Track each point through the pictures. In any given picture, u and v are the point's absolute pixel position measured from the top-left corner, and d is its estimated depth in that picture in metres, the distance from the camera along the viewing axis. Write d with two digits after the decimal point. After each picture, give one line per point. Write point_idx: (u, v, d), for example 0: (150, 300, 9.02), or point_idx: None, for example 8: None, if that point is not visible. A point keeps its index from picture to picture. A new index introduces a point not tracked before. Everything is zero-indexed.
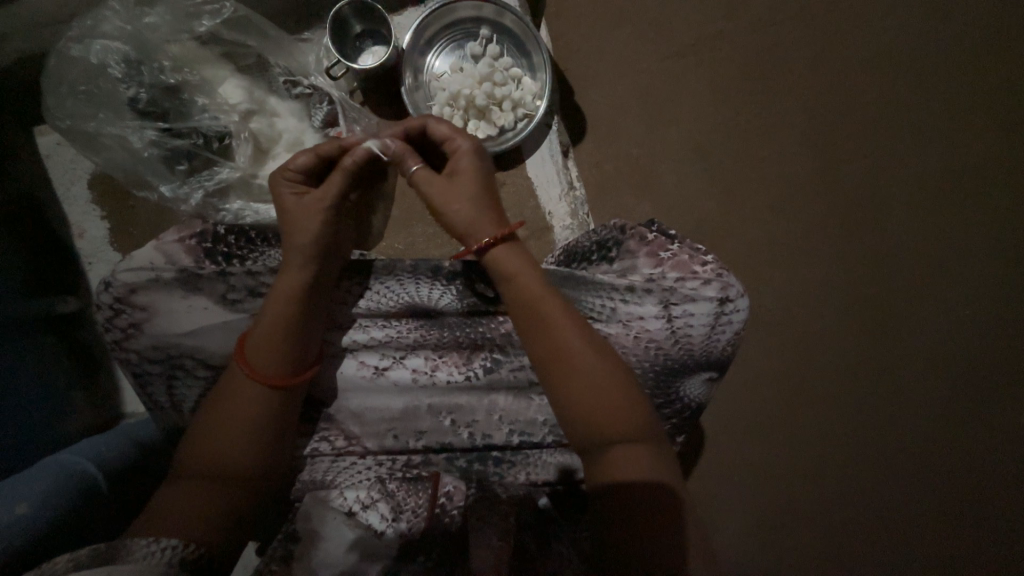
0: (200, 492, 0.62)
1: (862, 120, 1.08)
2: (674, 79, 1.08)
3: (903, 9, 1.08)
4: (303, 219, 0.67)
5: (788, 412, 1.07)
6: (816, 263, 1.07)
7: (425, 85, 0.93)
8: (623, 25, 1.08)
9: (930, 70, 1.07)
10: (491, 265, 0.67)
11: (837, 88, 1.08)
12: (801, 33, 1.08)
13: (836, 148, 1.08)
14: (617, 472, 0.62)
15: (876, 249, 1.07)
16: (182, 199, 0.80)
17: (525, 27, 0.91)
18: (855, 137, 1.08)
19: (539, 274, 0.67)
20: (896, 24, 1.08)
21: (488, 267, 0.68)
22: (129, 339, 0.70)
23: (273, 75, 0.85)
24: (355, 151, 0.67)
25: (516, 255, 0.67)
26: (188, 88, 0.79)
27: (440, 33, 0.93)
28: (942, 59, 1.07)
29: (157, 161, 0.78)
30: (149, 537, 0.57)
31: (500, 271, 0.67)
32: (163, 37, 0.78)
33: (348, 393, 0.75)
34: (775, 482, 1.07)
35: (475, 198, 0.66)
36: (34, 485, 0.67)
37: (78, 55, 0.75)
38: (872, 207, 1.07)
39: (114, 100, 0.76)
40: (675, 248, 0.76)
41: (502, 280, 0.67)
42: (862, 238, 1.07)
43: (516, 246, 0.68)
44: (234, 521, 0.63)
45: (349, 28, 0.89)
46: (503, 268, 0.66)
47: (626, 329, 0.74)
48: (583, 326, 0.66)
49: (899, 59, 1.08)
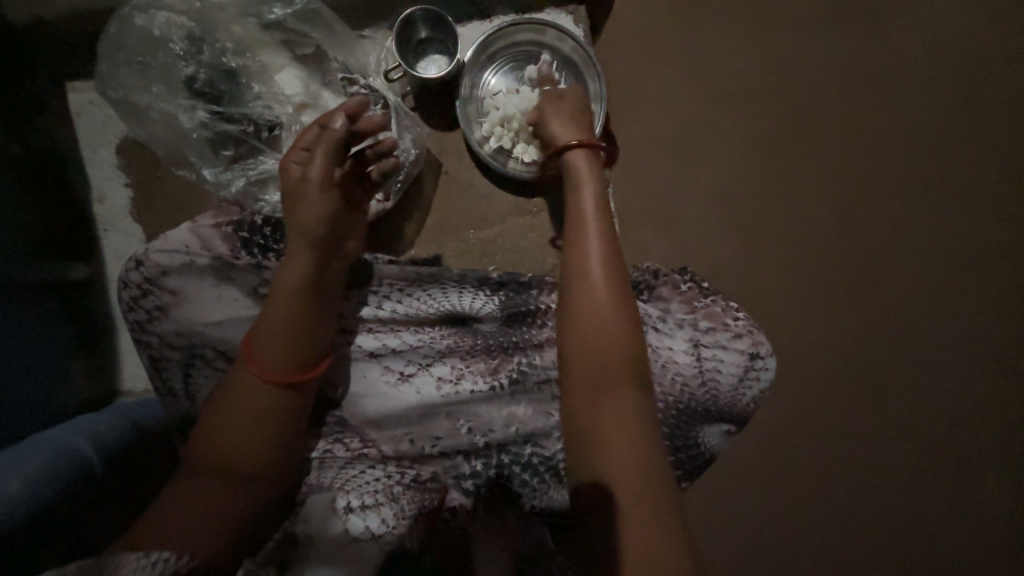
0: (210, 492, 0.60)
1: (896, 189, 1.09)
2: (715, 128, 1.10)
3: (946, 90, 1.10)
4: (304, 201, 0.67)
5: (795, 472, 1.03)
6: (835, 324, 1.06)
7: (478, 99, 0.92)
8: (674, 69, 1.10)
9: (964, 151, 1.10)
10: (566, 165, 0.75)
11: (873, 156, 1.10)
12: (843, 99, 1.10)
13: (867, 214, 1.09)
14: (625, 476, 0.56)
15: (895, 318, 1.07)
16: (223, 184, 0.76)
17: (586, 58, 0.91)
18: (885, 207, 1.09)
19: (600, 192, 0.72)
20: (937, 103, 1.10)
21: (563, 162, 0.76)
22: (153, 321, 0.68)
23: (330, 69, 0.81)
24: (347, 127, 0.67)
25: (590, 164, 0.74)
26: (247, 73, 0.76)
27: (501, 53, 0.93)
28: (976, 142, 1.10)
29: (203, 142, 0.75)
30: (139, 551, 0.55)
31: (572, 169, 0.74)
32: (229, 18, 0.74)
33: (370, 394, 0.75)
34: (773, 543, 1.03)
35: (576, 114, 0.79)
36: (28, 462, 0.63)
37: (139, 24, 0.72)
38: (894, 276, 1.08)
39: (169, 75, 0.73)
40: (708, 300, 0.78)
41: (569, 184, 0.74)
42: (882, 305, 1.07)
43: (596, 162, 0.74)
44: (233, 526, 0.61)
45: (414, 33, 0.88)
46: (574, 172, 0.74)
47: (653, 359, 0.74)
48: (614, 257, 0.67)
49: (934, 136, 1.10)
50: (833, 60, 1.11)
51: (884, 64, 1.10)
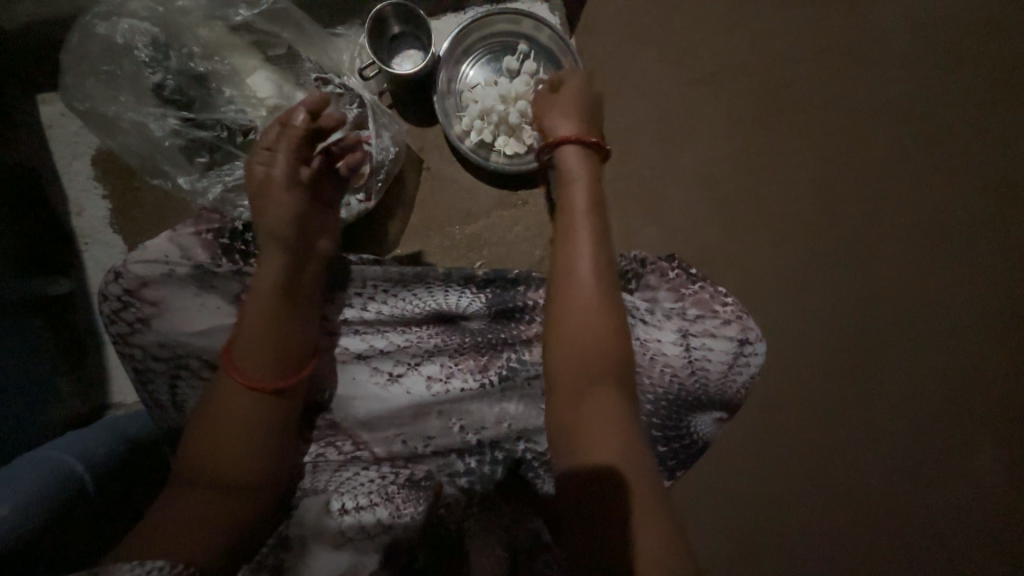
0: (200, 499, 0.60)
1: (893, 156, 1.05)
2: (698, 112, 1.09)
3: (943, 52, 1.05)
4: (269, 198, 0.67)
5: (794, 453, 1.00)
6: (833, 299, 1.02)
7: (456, 94, 0.91)
8: (653, 55, 1.08)
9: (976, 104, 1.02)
10: (559, 159, 0.71)
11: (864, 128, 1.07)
12: (828, 73, 1.09)
13: (863, 185, 1.05)
14: (611, 459, 0.56)
15: (906, 288, 1.00)
16: (200, 193, 0.75)
17: (563, 47, 0.90)
18: (885, 175, 1.04)
19: (593, 187, 0.69)
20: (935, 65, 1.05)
21: (555, 155, 0.71)
22: (135, 333, 0.67)
23: (303, 70, 0.80)
24: (299, 118, 0.66)
25: (583, 158, 0.70)
26: (218, 78, 0.75)
27: (477, 45, 0.91)
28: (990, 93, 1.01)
29: (176, 151, 0.74)
30: (133, 561, 0.53)
31: (564, 164, 0.71)
32: (195, 22, 0.73)
33: (359, 397, 0.75)
34: (773, 526, 0.99)
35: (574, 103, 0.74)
36: (20, 483, 0.63)
37: (101, 32, 0.71)
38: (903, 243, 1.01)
39: (137, 84, 0.72)
40: (697, 287, 0.77)
41: (561, 180, 0.71)
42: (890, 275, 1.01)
43: (592, 155, 0.71)
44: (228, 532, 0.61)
45: (387, 29, 0.86)
46: (566, 166, 0.71)
47: (641, 350, 0.74)
48: (600, 246, 0.66)
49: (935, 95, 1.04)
50: (816, 35, 1.09)
51: (870, 35, 1.08)
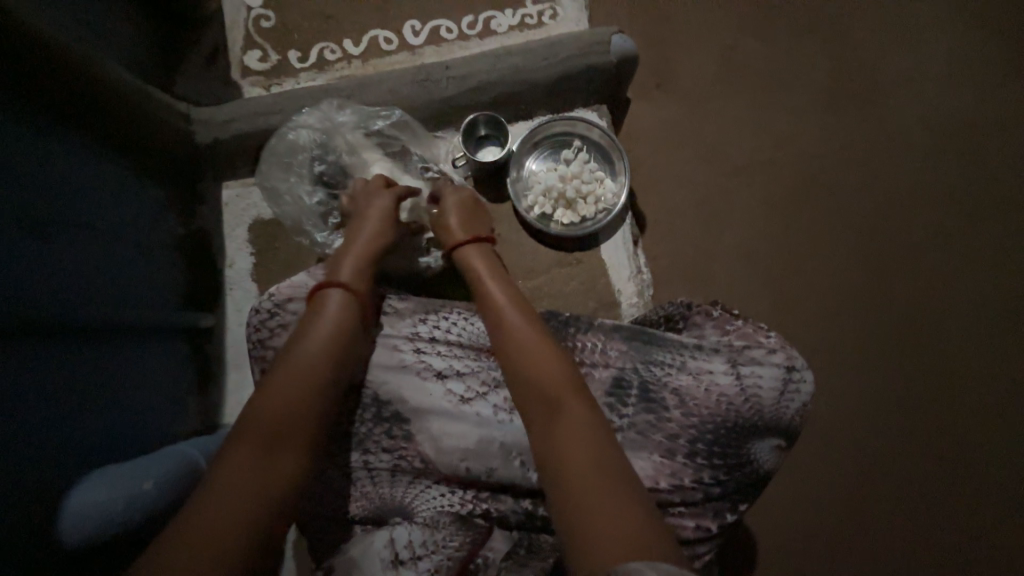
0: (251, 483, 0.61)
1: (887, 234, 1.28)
2: (730, 192, 1.28)
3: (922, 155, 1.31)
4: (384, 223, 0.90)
5: (813, 479, 1.17)
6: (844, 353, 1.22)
7: (524, 178, 1.14)
8: (688, 148, 1.29)
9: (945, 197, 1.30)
10: (459, 257, 0.89)
11: (866, 208, 1.29)
12: (837, 163, 1.30)
13: (866, 257, 1.26)
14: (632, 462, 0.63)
15: (897, 340, 1.23)
16: (329, 244, 0.99)
17: (611, 142, 1.13)
18: (881, 250, 1.27)
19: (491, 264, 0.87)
20: (918, 165, 1.31)
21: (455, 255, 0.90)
22: (273, 337, 0.83)
23: (411, 160, 1.07)
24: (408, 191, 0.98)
25: (478, 249, 0.89)
26: (353, 165, 1.01)
27: (541, 142, 1.16)
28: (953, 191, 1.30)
29: (317, 215, 0.99)
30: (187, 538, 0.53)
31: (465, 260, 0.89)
32: (347, 129, 1.03)
33: (432, 415, 0.80)
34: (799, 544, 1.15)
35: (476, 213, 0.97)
36: (160, 466, 0.78)
37: (288, 138, 1.01)
38: (895, 308, 1.24)
39: (303, 169, 1.00)
40: (739, 323, 0.85)
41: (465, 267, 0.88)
42: (889, 332, 1.23)
43: (485, 245, 0.91)
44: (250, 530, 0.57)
45: (475, 131, 1.14)
46: (467, 257, 0.89)
47: (696, 381, 0.79)
48: (517, 304, 0.80)
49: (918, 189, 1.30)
50: (826, 134, 1.31)
51: (869, 135, 1.32)
